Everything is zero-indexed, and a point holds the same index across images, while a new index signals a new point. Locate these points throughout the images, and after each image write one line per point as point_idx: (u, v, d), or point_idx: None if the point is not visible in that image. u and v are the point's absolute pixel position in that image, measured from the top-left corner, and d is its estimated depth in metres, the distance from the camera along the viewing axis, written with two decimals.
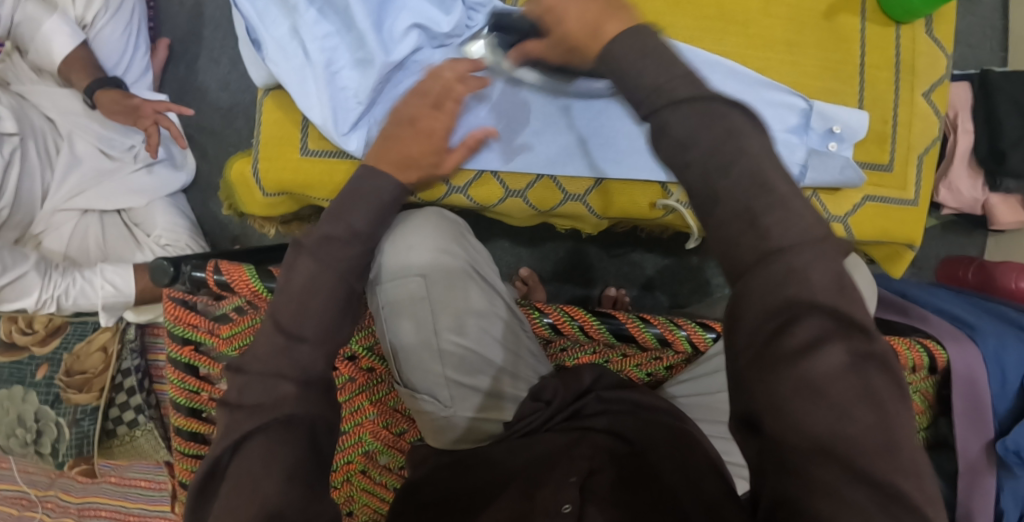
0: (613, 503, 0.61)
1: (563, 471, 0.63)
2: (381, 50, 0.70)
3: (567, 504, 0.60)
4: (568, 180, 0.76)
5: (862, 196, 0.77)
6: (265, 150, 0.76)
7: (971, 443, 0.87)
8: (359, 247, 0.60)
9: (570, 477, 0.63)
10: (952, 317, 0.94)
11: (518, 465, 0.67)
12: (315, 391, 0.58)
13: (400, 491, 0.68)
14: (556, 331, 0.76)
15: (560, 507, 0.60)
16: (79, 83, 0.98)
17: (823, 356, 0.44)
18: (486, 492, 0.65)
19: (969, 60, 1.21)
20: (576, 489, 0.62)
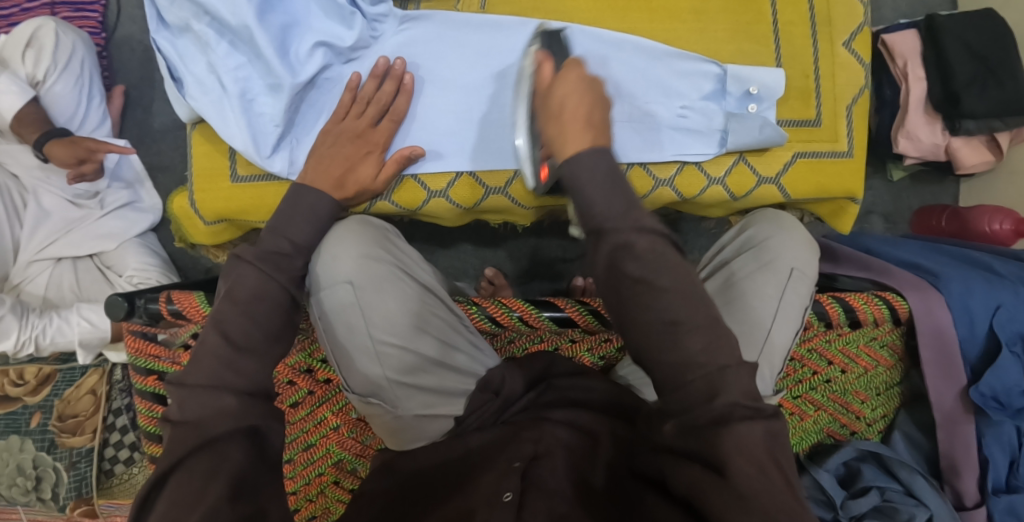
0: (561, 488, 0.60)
1: (506, 458, 0.63)
2: (289, 72, 0.72)
3: (508, 493, 0.59)
4: (488, 174, 0.76)
5: (792, 154, 0.77)
6: (198, 182, 0.78)
7: (945, 392, 0.85)
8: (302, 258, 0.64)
9: (514, 463, 0.63)
10: (915, 266, 0.92)
11: (467, 458, 0.67)
12: (259, 403, 0.59)
13: (356, 495, 0.69)
14: (496, 323, 0.76)
15: (502, 495, 0.59)
16: (29, 137, 1.02)
17: (743, 430, 0.53)
18: (440, 488, 0.65)
19: (919, 7, 1.21)
20: (519, 477, 0.61)
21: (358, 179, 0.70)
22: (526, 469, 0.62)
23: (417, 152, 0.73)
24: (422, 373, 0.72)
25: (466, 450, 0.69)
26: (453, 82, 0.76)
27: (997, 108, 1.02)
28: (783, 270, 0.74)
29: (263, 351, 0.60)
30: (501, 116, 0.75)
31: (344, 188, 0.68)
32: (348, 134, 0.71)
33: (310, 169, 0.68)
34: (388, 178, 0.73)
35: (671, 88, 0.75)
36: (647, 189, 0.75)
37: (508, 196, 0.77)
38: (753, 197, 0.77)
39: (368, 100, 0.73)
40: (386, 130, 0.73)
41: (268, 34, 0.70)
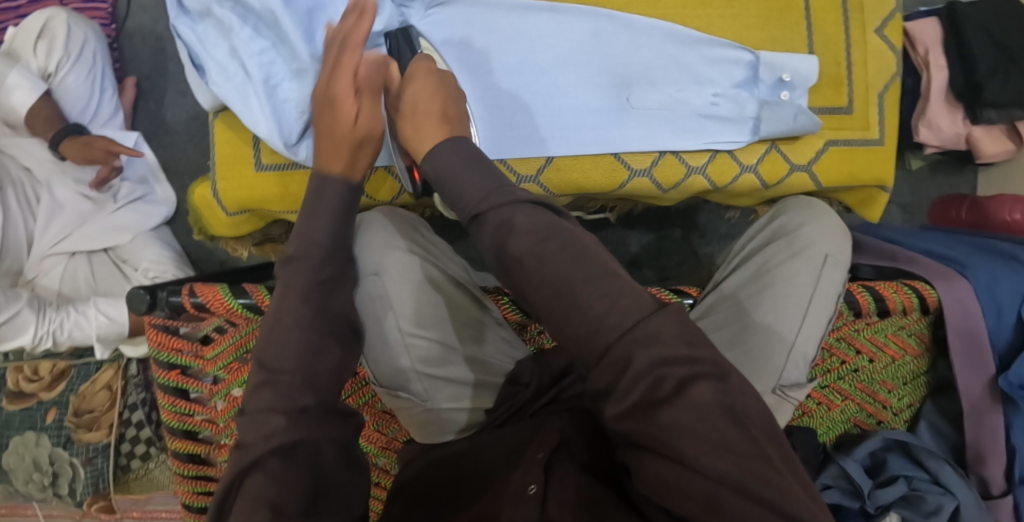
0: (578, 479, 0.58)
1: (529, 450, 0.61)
2: (315, 58, 0.72)
3: (532, 486, 0.57)
4: (519, 161, 0.74)
5: (825, 141, 0.76)
6: (220, 170, 0.78)
7: (972, 381, 0.85)
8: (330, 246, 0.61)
9: (538, 454, 0.60)
10: (939, 256, 0.91)
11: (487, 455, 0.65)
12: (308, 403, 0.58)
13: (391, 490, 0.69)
14: (527, 314, 0.76)
15: (526, 488, 0.57)
16: (43, 134, 1.02)
17: (690, 393, 0.49)
18: (464, 484, 0.63)
19: None
20: (542, 468, 0.58)
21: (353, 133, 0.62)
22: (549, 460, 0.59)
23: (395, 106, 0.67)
24: (450, 365, 0.72)
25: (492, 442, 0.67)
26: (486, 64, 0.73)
27: (1019, 98, 1.02)
28: (815, 257, 0.73)
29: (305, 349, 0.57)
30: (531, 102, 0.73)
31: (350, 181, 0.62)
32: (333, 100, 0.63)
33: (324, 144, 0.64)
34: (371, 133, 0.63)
35: (700, 76, 0.74)
36: (679, 177, 0.74)
37: (541, 184, 0.75)
38: (784, 186, 0.77)
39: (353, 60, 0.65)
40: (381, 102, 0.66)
41: (294, 18, 0.70)
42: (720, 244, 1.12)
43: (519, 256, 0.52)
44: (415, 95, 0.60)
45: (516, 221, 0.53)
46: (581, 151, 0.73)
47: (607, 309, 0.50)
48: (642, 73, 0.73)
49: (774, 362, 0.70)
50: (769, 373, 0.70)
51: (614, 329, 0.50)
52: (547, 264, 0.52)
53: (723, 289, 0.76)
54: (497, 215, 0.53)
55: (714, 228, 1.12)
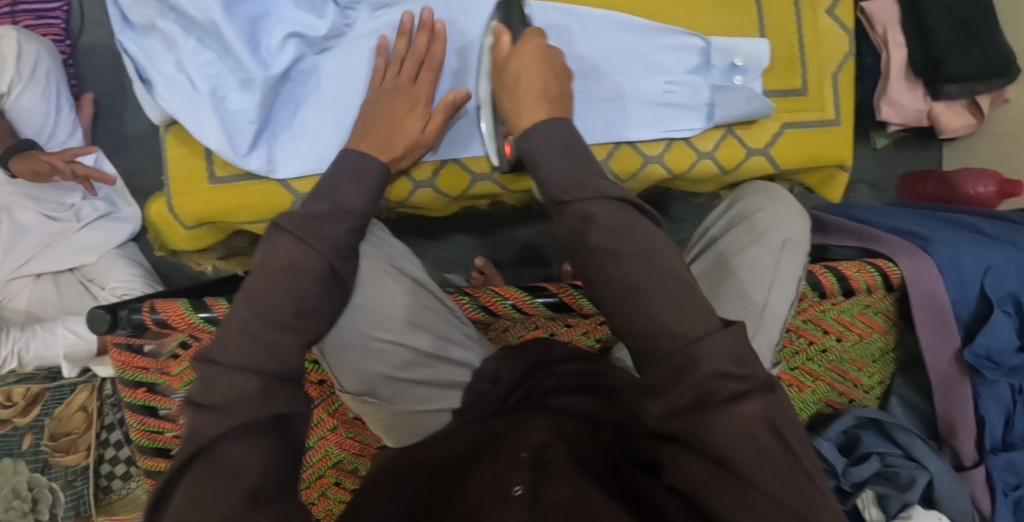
0: (567, 475, 0.57)
1: (513, 448, 0.60)
2: (260, 66, 0.71)
3: (517, 486, 0.55)
4: (472, 160, 0.75)
5: (780, 124, 0.76)
6: (176, 185, 0.77)
7: (940, 354, 0.86)
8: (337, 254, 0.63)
9: (521, 453, 0.59)
10: (906, 233, 0.91)
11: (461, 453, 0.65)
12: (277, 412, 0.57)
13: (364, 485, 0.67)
14: (489, 312, 0.76)
15: (510, 488, 0.55)
16: None
17: (742, 405, 0.52)
18: (448, 481, 0.61)
19: None
20: (528, 468, 0.57)
21: (405, 135, 0.70)
22: (535, 459, 0.58)
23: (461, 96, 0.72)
24: (417, 367, 0.72)
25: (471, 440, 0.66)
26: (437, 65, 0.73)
27: (978, 70, 1.03)
28: (775, 242, 0.74)
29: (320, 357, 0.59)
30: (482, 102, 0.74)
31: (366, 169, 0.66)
32: (389, 92, 0.71)
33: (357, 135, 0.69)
34: (436, 130, 0.72)
35: (654, 64, 0.74)
36: (636, 166, 0.74)
37: (495, 181, 0.76)
38: (743, 170, 0.76)
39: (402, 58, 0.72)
40: (427, 82, 0.72)
41: (236, 27, 0.69)
42: (691, 231, 1.12)
43: (597, 248, 0.58)
44: (519, 70, 0.66)
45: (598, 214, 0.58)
46: None
47: (674, 319, 0.55)
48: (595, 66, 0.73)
49: (746, 330, 0.71)
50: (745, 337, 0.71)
51: (677, 338, 0.54)
52: (622, 261, 0.57)
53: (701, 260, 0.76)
54: (580, 207, 0.59)
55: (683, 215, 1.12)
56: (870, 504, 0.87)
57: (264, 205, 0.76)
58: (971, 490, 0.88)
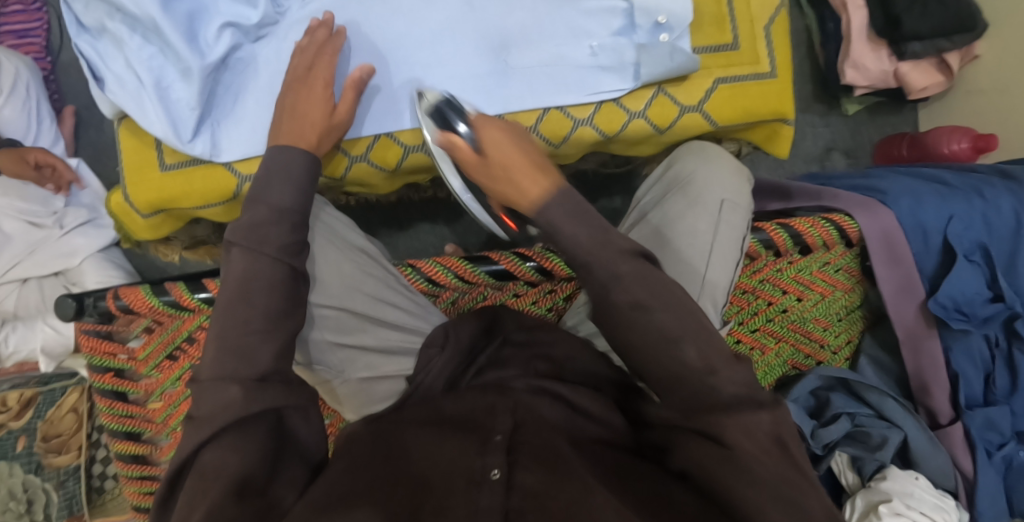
0: (539, 461, 0.58)
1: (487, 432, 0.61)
2: (197, 56, 0.74)
3: (495, 470, 0.57)
4: (404, 133, 0.76)
5: (713, 79, 0.76)
6: (129, 175, 0.79)
7: (905, 309, 0.84)
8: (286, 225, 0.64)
9: (495, 438, 0.61)
10: (863, 188, 0.90)
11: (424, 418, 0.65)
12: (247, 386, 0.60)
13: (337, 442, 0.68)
14: (434, 283, 0.77)
15: (487, 472, 0.57)
16: None
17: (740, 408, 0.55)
18: (411, 449, 0.61)
19: None
20: (503, 452, 0.59)
21: (325, 123, 0.70)
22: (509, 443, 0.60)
23: (367, 71, 0.73)
24: (361, 333, 0.74)
25: (438, 413, 0.66)
26: (377, 43, 0.76)
27: (940, 27, 1.02)
28: (705, 234, 0.72)
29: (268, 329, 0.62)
30: (414, 79, 0.76)
31: (307, 137, 0.68)
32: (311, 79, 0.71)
33: (283, 118, 0.69)
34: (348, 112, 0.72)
35: (578, 31, 0.77)
36: (567, 130, 0.76)
37: (428, 153, 0.77)
38: (678, 128, 0.78)
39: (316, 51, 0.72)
40: (323, 64, 0.72)
41: (173, 21, 0.72)
42: None
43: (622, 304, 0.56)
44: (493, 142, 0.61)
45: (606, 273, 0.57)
46: None
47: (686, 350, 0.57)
48: (519, 33, 0.76)
49: (693, 269, 0.71)
50: (691, 278, 0.70)
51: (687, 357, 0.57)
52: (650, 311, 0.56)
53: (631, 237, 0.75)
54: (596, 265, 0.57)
55: None
56: (846, 468, 0.86)
57: (210, 189, 0.78)
58: (950, 450, 0.85)
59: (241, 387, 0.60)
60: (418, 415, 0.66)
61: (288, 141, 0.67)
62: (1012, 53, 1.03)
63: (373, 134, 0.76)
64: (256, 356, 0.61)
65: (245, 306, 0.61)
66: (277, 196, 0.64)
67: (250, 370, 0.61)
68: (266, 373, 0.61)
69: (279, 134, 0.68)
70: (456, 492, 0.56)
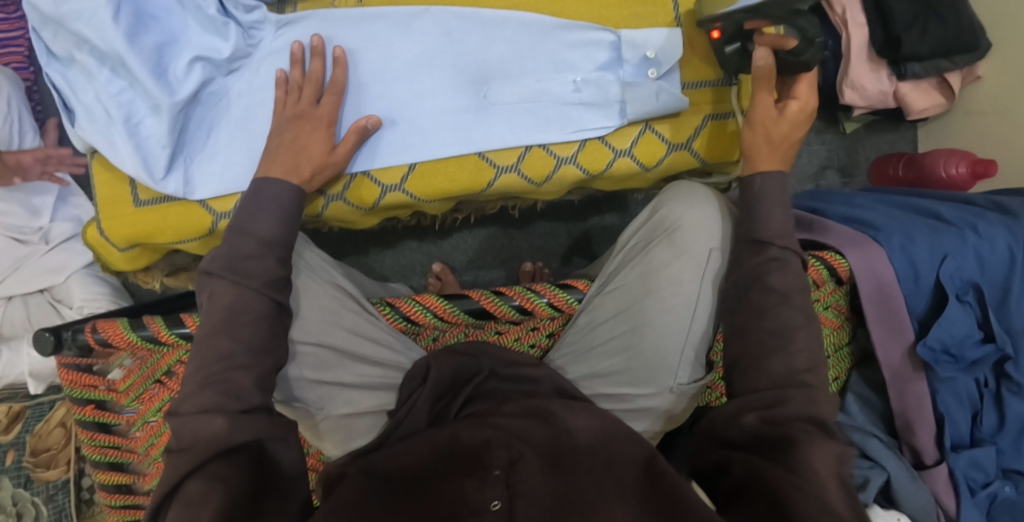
0: (538, 495, 0.63)
1: (486, 467, 0.65)
2: (166, 92, 0.71)
3: (495, 501, 0.63)
4: (382, 171, 0.73)
5: (702, 117, 0.76)
6: (103, 210, 0.78)
7: (892, 350, 0.82)
8: (269, 262, 0.64)
9: (494, 471, 0.65)
10: (854, 221, 0.88)
11: (424, 452, 0.67)
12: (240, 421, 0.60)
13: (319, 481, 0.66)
14: (413, 322, 0.75)
15: (488, 503, 0.63)
16: None
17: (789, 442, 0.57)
18: (417, 487, 0.65)
19: None
20: (503, 486, 0.64)
21: (311, 158, 0.69)
22: (511, 475, 0.64)
23: (373, 121, 0.71)
24: (340, 370, 0.73)
25: (435, 446, 0.67)
26: (359, 71, 0.73)
27: (942, 48, 1.00)
28: (687, 297, 0.71)
29: (252, 365, 0.61)
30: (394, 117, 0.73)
31: (301, 172, 0.68)
32: (288, 117, 0.70)
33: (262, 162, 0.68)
34: (349, 152, 0.71)
35: (562, 61, 0.74)
36: (549, 168, 0.74)
37: (406, 192, 0.75)
38: (665, 165, 0.77)
39: (302, 85, 0.71)
40: (329, 104, 0.70)
41: (141, 56, 0.70)
42: None
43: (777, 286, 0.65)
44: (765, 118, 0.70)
45: (788, 260, 0.65)
46: (443, 154, 0.73)
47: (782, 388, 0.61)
48: (497, 67, 0.74)
49: (677, 321, 0.71)
50: (674, 331, 0.71)
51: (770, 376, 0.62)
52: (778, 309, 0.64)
53: (610, 290, 0.75)
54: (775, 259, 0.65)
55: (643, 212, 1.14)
56: None
57: (186, 225, 0.77)
58: (934, 489, 0.84)
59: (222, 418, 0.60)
60: (416, 450, 0.67)
61: (278, 174, 0.67)
62: (1015, 74, 1.00)
63: (350, 172, 0.73)
64: (241, 393, 0.60)
65: (227, 344, 0.61)
66: (264, 229, 0.64)
67: (232, 405, 0.60)
68: (252, 406, 0.61)
69: (273, 163, 0.68)
70: None
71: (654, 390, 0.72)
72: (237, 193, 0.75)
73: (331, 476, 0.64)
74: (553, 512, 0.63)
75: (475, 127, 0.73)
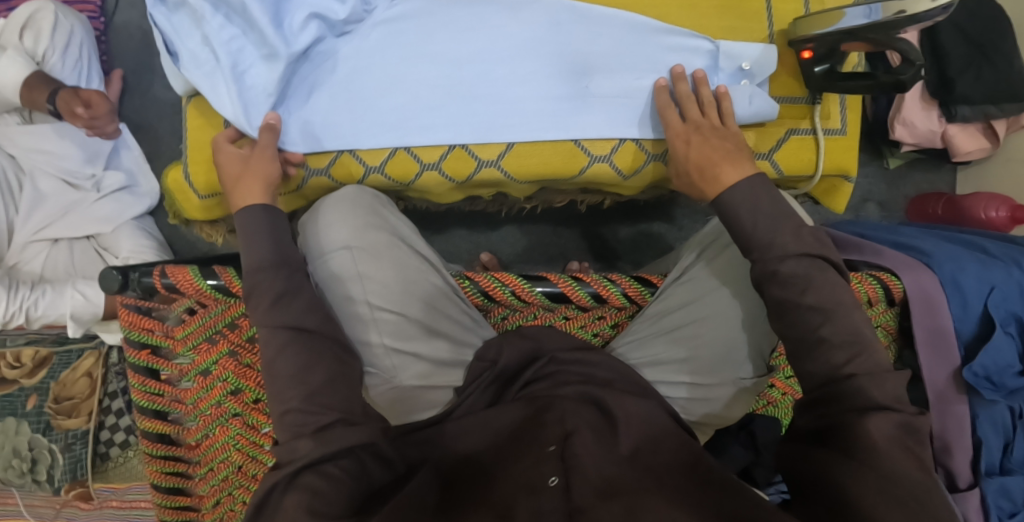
0: (594, 474, 0.62)
1: (540, 443, 0.64)
2: (283, 43, 0.73)
3: (552, 477, 0.62)
4: (481, 147, 0.76)
5: (786, 130, 0.79)
6: (191, 155, 0.79)
7: (939, 372, 0.85)
8: None
9: (549, 447, 0.64)
10: (906, 247, 0.92)
11: (484, 442, 0.67)
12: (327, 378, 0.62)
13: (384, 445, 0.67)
14: (489, 298, 0.77)
15: (546, 479, 0.61)
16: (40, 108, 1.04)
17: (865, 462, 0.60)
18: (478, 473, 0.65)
19: None
20: (559, 461, 0.63)
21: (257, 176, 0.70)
22: (565, 449, 0.64)
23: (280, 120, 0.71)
24: (417, 341, 0.73)
25: (496, 428, 0.68)
26: (420, 50, 0.75)
27: (991, 94, 1.04)
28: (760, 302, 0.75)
29: None
30: (429, 107, 0.75)
31: None
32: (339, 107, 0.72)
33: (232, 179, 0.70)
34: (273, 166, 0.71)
35: (660, 63, 0.77)
36: (641, 163, 0.78)
37: (501, 169, 0.77)
38: None
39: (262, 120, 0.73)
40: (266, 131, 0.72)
41: (262, 5, 0.71)
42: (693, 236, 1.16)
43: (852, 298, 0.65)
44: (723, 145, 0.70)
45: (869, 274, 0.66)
46: (542, 137, 0.75)
47: None
48: (599, 61, 0.76)
49: (749, 325, 0.74)
50: (746, 334, 0.74)
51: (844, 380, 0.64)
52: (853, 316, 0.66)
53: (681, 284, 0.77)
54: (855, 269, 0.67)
55: (688, 222, 1.17)
56: None
57: None
58: (965, 513, 0.87)
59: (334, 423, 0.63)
60: (477, 429, 0.68)
61: None
62: None
63: (448, 145, 0.75)
64: None
65: None
66: None
67: None
68: None
69: None
70: (518, 503, 0.60)
71: (720, 382, 0.75)
72: (337, 151, 0.76)
73: (402, 468, 0.66)
74: (608, 490, 0.61)
75: (574, 118, 0.76)
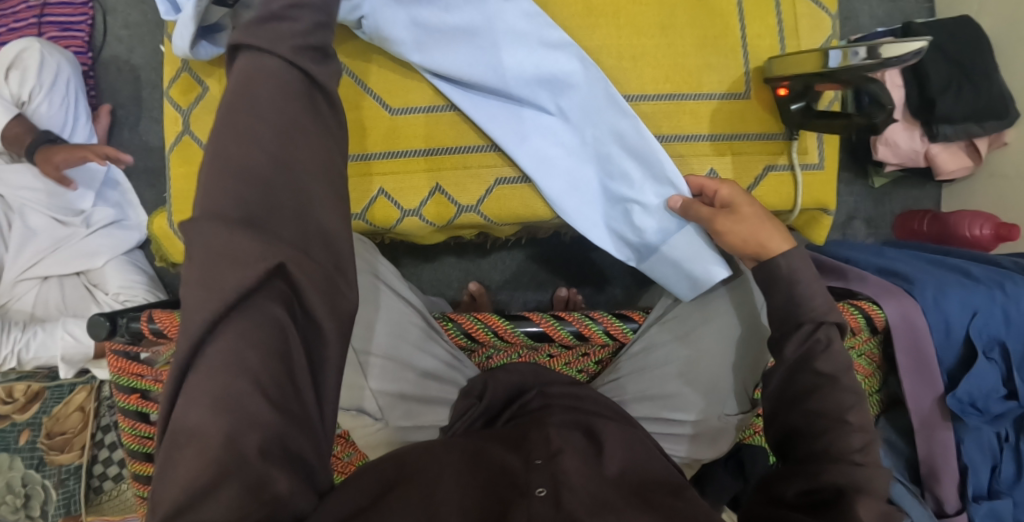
0: (585, 488, 0.57)
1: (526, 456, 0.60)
2: None
3: (540, 488, 0.57)
4: (460, 192, 0.78)
5: (764, 166, 0.81)
6: (177, 203, 0.79)
7: (923, 398, 0.86)
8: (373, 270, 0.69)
9: (535, 461, 0.60)
10: (891, 272, 0.93)
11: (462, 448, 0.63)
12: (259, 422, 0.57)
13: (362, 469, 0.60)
14: (471, 338, 0.81)
15: (532, 489, 0.57)
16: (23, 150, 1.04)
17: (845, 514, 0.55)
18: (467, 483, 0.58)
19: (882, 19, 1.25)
20: (548, 473, 0.59)
21: None
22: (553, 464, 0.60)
23: None
24: (403, 381, 0.74)
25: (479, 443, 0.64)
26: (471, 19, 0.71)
27: (972, 113, 1.04)
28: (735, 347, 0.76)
29: None
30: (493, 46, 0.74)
31: None
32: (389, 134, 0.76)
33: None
34: None
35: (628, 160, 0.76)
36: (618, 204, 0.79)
37: (481, 213, 0.79)
38: None
39: None
40: None
41: None
42: None
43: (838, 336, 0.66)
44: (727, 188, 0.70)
45: None
46: (520, 181, 0.78)
47: None
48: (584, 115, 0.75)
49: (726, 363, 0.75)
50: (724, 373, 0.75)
51: None
52: None
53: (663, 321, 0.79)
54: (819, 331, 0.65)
55: None
56: None
57: None
58: None
59: (259, 331, 0.48)
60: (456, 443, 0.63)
61: None
62: None
63: (429, 191, 0.77)
64: None
65: None
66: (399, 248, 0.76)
67: None
68: None
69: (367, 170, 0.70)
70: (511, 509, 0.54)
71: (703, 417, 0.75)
72: None
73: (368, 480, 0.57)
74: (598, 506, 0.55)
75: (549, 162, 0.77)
